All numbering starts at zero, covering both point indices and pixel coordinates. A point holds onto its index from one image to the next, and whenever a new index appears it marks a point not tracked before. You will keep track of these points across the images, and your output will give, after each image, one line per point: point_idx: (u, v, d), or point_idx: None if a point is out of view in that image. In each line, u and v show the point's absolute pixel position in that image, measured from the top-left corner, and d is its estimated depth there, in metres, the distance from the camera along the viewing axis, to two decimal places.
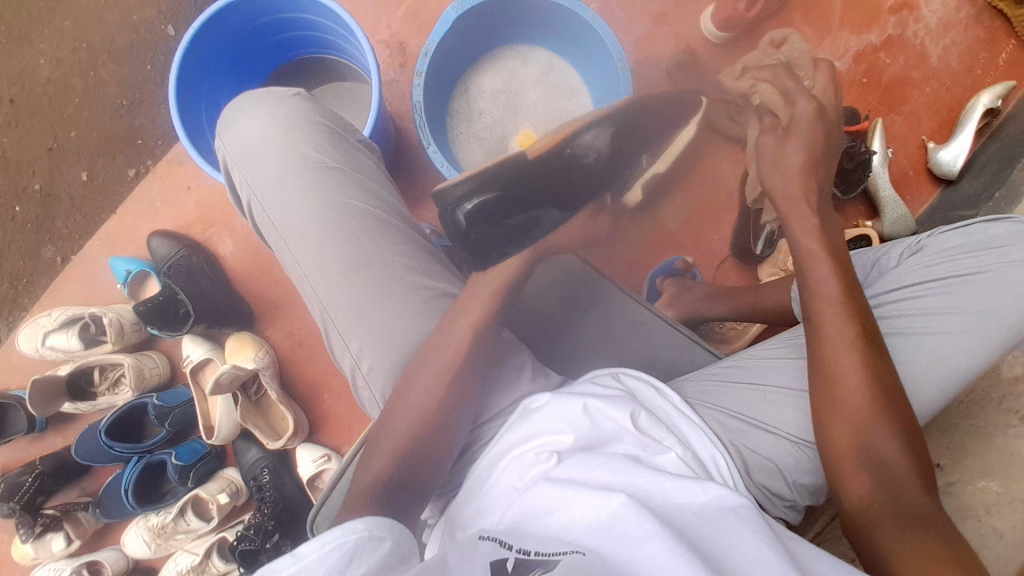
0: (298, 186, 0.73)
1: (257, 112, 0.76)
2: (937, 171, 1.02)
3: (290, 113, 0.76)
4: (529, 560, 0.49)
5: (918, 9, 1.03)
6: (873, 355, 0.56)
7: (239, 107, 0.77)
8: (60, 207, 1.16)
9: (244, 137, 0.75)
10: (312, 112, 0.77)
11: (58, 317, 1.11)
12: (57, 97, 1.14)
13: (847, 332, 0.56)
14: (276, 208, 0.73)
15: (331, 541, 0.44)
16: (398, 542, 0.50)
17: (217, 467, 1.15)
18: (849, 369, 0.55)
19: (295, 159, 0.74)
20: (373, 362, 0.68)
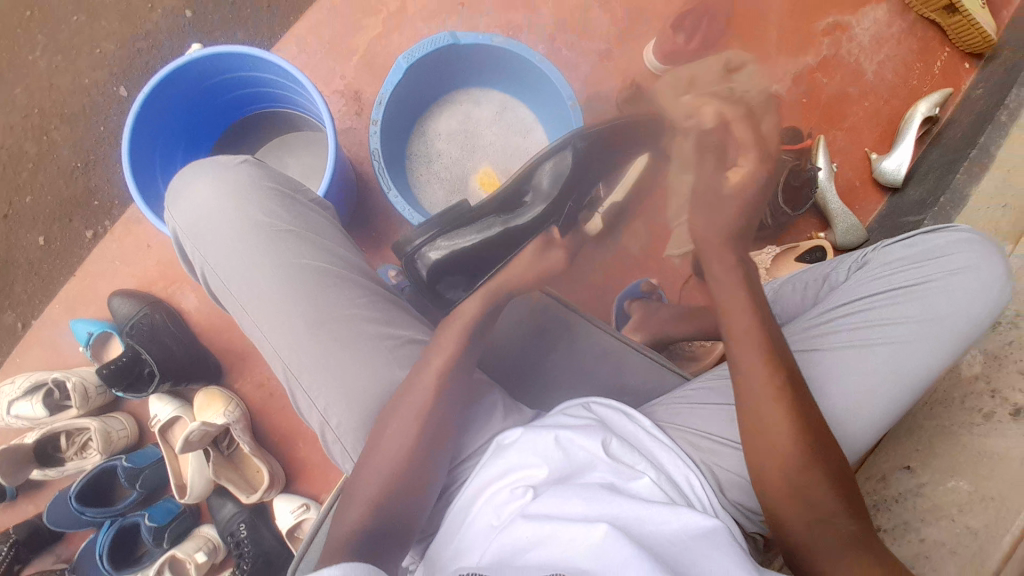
0: (253, 252, 0.73)
1: (205, 182, 0.76)
2: (882, 180, 1.05)
3: (238, 180, 0.76)
4: None
5: (850, 28, 1.08)
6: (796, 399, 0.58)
7: (188, 177, 0.78)
8: (19, 272, 1.15)
9: (195, 209, 0.75)
10: (260, 177, 0.78)
11: (21, 384, 1.08)
12: (13, 163, 1.17)
13: (768, 378, 0.59)
14: (232, 276, 0.73)
15: None
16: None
17: (192, 524, 1.12)
18: (774, 415, 0.58)
19: (248, 225, 0.74)
20: (341, 418, 0.69)
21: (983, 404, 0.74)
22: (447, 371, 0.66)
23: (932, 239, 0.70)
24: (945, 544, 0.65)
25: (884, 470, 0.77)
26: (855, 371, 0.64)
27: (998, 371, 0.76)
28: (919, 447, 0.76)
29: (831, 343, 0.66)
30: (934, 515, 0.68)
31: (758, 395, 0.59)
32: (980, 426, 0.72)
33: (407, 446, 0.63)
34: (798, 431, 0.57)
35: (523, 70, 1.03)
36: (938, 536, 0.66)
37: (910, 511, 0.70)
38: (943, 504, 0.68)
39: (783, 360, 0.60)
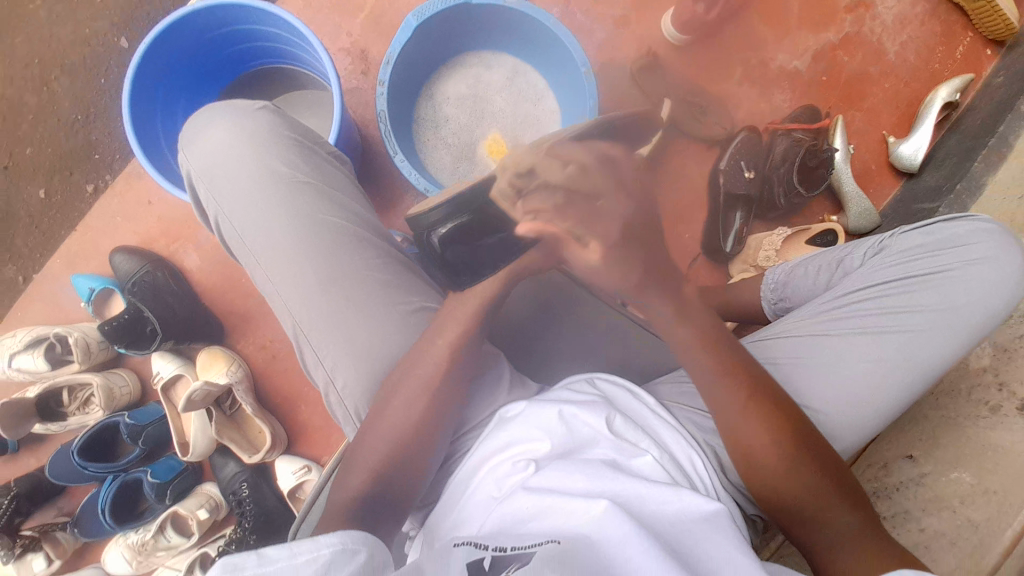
0: (270, 201, 0.72)
1: (222, 126, 0.75)
2: (898, 164, 1.03)
3: (256, 126, 0.75)
4: (506, 557, 0.51)
5: (874, 6, 1.05)
6: (767, 407, 0.57)
7: (205, 120, 0.76)
8: (19, 225, 1.14)
9: (210, 152, 0.74)
10: (278, 125, 0.76)
11: (23, 337, 1.07)
12: (12, 113, 1.14)
13: (734, 395, 0.58)
14: (245, 224, 0.72)
15: (304, 554, 0.46)
16: (375, 553, 0.51)
17: (194, 482, 1.13)
18: (748, 431, 0.57)
19: (267, 172, 0.73)
20: (348, 379, 0.68)
21: (989, 397, 0.75)
22: (462, 342, 0.66)
23: (952, 227, 0.69)
24: (944, 535, 0.66)
25: (886, 458, 0.78)
26: (866, 357, 0.64)
27: (1007, 364, 0.76)
28: (923, 437, 0.77)
29: (842, 329, 0.66)
30: (935, 506, 0.69)
31: (727, 408, 0.58)
32: (986, 419, 0.73)
33: (410, 418, 0.63)
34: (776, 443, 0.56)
35: (537, 34, 1.00)
36: (938, 526, 0.67)
37: (912, 499, 0.71)
38: (945, 495, 0.70)
39: (746, 372, 0.59)
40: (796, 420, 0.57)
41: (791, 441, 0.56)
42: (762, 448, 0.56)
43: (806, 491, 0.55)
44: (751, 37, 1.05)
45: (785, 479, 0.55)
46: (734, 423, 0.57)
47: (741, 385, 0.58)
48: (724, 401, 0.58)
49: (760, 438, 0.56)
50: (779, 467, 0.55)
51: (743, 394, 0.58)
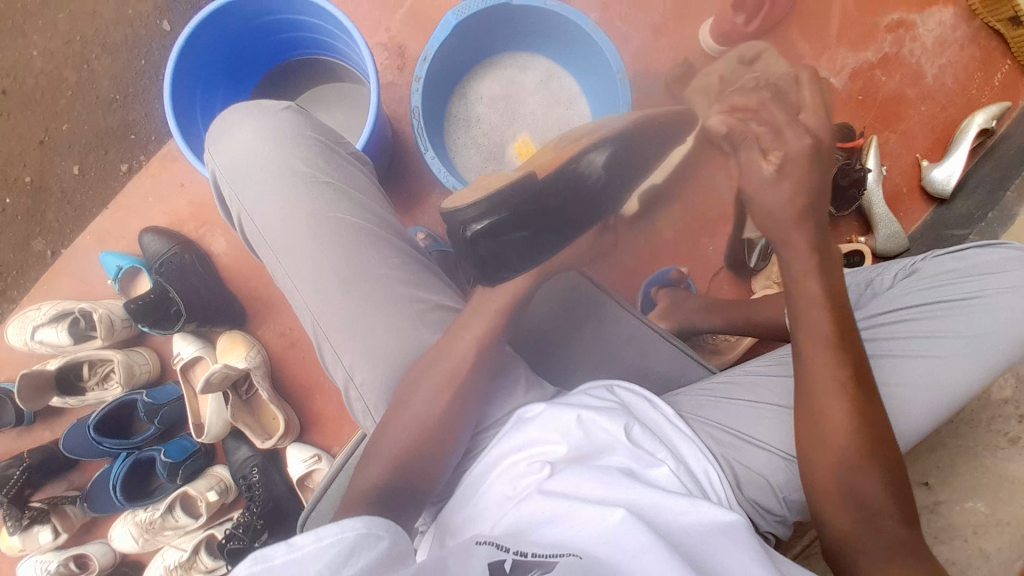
0: (289, 202, 0.73)
1: (247, 126, 0.76)
2: (930, 189, 1.03)
3: (279, 126, 0.76)
4: (527, 561, 0.51)
5: (915, 28, 1.04)
6: (865, 398, 0.55)
7: (230, 120, 0.78)
8: (51, 199, 1.16)
9: (235, 152, 0.75)
10: (300, 126, 0.77)
11: (47, 311, 1.09)
12: (50, 90, 1.15)
13: (836, 372, 0.55)
14: (265, 221, 0.73)
15: (330, 537, 0.46)
16: (397, 542, 0.51)
17: (205, 464, 1.15)
18: (836, 412, 0.54)
19: (287, 173, 0.74)
20: (365, 375, 0.69)
21: (1008, 429, 0.75)
22: (489, 342, 0.66)
23: (987, 253, 0.69)
24: (957, 565, 0.70)
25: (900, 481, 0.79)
26: (890, 382, 0.64)
27: None
28: (939, 464, 0.77)
29: (868, 352, 0.66)
30: (949, 534, 0.73)
31: (823, 390, 0.55)
32: (1004, 450, 0.75)
33: (425, 421, 0.63)
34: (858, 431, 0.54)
35: (573, 36, 1.01)
36: (953, 556, 0.71)
37: (927, 526, 0.74)
38: (958, 524, 0.73)
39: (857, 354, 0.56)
40: (880, 416, 0.55)
41: (875, 439, 0.54)
42: (845, 437, 0.54)
43: (870, 493, 0.54)
44: (789, 52, 1.05)
45: (859, 478, 0.54)
46: (829, 406, 0.55)
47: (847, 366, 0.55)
48: (823, 383, 0.55)
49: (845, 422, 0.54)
50: (855, 462, 0.54)
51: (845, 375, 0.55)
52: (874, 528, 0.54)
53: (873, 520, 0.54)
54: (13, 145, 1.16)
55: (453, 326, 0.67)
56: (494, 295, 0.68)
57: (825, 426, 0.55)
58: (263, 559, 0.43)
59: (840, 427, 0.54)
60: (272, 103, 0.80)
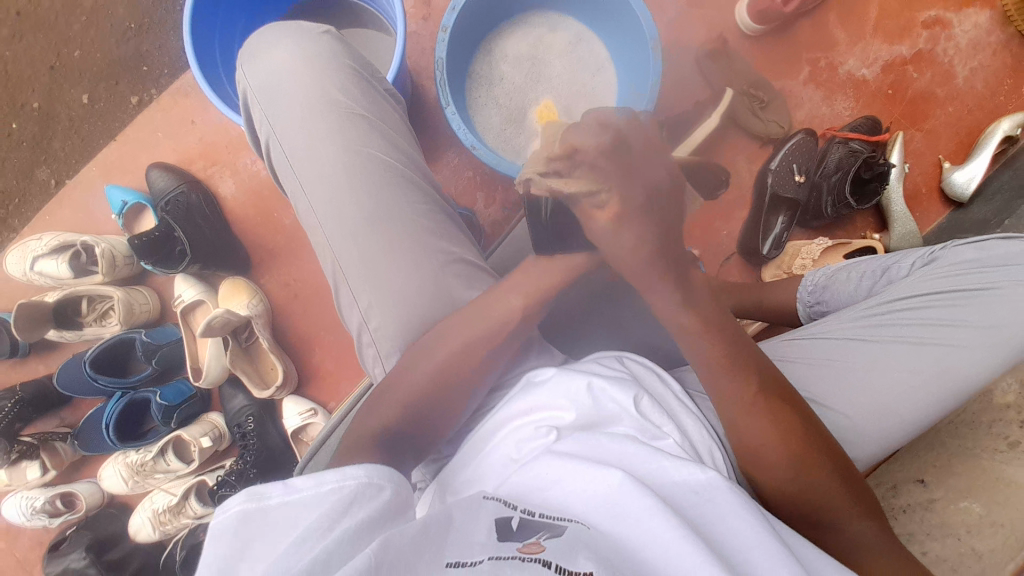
0: (321, 132, 0.71)
1: (285, 45, 0.74)
2: (949, 191, 1.03)
3: (319, 50, 0.74)
4: (533, 520, 0.51)
5: (951, 27, 1.03)
6: (782, 412, 0.56)
7: (268, 37, 0.75)
8: (57, 128, 1.14)
9: (268, 71, 0.73)
10: (339, 53, 0.75)
11: (49, 241, 1.08)
12: (63, 14, 1.12)
13: (744, 392, 0.56)
14: (295, 146, 0.71)
15: (329, 483, 0.47)
16: (399, 490, 0.52)
17: (200, 411, 1.14)
18: (758, 430, 0.55)
19: (322, 99, 0.72)
20: (381, 319, 0.68)
21: (1009, 433, 0.75)
22: (514, 312, 0.65)
23: (1008, 244, 0.69)
24: (946, 561, 0.67)
25: (897, 479, 0.79)
26: (901, 368, 0.65)
27: None
28: (935, 463, 0.78)
29: (884, 336, 0.67)
30: (940, 532, 0.70)
31: (735, 406, 0.56)
32: (1002, 454, 0.74)
33: (433, 379, 0.62)
34: (786, 442, 0.54)
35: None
36: (941, 552, 0.68)
37: (918, 523, 0.72)
38: (952, 523, 0.70)
39: (752, 368, 0.57)
40: (804, 424, 0.56)
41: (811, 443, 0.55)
42: (776, 448, 0.54)
43: (821, 496, 0.54)
44: (821, 40, 1.04)
45: (808, 477, 0.54)
46: (748, 424, 0.55)
47: (750, 381, 0.56)
48: (733, 400, 0.56)
49: (770, 437, 0.55)
50: (795, 464, 0.54)
51: (751, 387, 0.56)
52: (831, 532, 0.56)
53: (828, 522, 0.55)
54: (22, 68, 1.13)
55: (496, 289, 0.65)
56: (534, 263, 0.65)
57: (755, 447, 0.55)
58: (258, 498, 0.45)
59: (768, 438, 0.54)
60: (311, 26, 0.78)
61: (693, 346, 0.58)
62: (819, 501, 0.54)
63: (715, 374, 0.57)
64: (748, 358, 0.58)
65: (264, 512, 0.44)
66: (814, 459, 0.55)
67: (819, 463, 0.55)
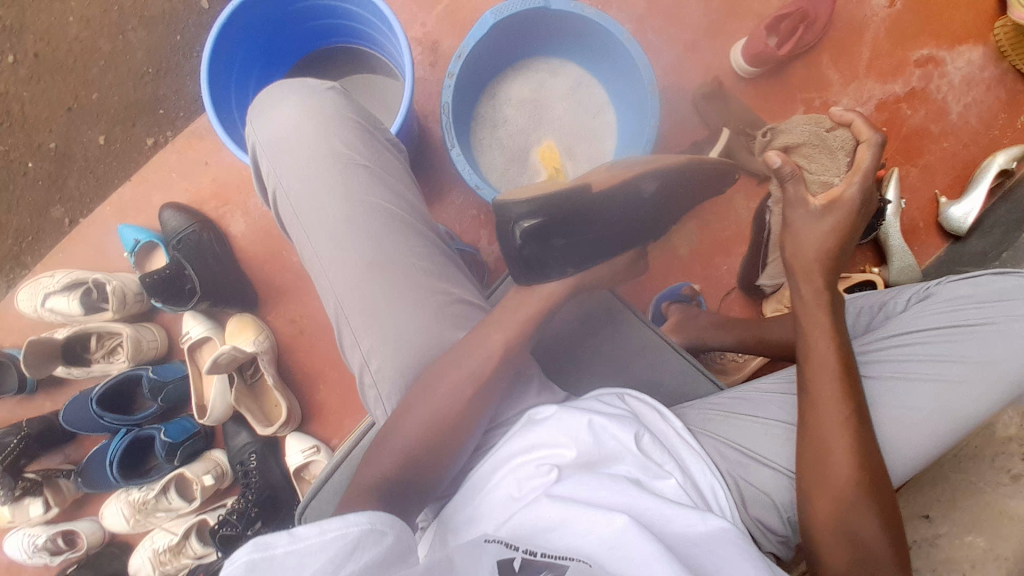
0: (324, 182, 0.73)
1: (290, 102, 0.77)
2: (947, 226, 1.04)
3: (323, 106, 0.77)
4: (536, 561, 0.53)
5: (943, 65, 1.06)
6: (863, 436, 0.58)
7: (274, 95, 0.78)
8: (74, 167, 1.17)
9: (275, 127, 0.76)
10: (343, 107, 0.78)
11: (61, 279, 1.10)
12: (83, 58, 1.17)
13: (837, 410, 0.59)
14: (300, 197, 0.74)
15: (333, 530, 0.46)
16: (399, 536, 0.51)
17: (203, 447, 1.14)
18: (840, 447, 0.58)
19: (325, 151, 0.74)
20: (382, 362, 0.69)
21: (1011, 466, 0.76)
22: (513, 347, 0.66)
23: (1004, 281, 0.69)
24: None
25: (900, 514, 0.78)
26: (900, 405, 0.65)
27: None
28: (940, 498, 0.77)
29: (883, 373, 0.67)
30: (946, 568, 0.71)
31: (826, 424, 0.59)
32: (1005, 487, 0.75)
33: (431, 421, 0.63)
34: (858, 465, 0.57)
35: (608, 45, 1.01)
36: None
37: (924, 559, 0.73)
38: (957, 558, 0.72)
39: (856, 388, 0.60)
40: (875, 453, 0.58)
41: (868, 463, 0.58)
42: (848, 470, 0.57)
43: (864, 533, 0.56)
44: (815, 81, 1.06)
45: (856, 510, 0.56)
46: (828, 443, 0.58)
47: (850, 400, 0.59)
48: (827, 418, 0.59)
49: (845, 455, 0.57)
50: (853, 482, 0.56)
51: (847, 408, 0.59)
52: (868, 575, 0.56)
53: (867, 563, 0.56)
54: (40, 109, 1.17)
55: (479, 325, 0.67)
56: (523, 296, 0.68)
57: (827, 463, 0.57)
58: (264, 548, 0.43)
59: (845, 461, 0.57)
60: (316, 82, 0.81)
61: (821, 347, 0.63)
62: (859, 525, 0.56)
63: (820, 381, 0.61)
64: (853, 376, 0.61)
65: (271, 562, 0.42)
66: (872, 492, 0.56)
67: (874, 497, 0.56)
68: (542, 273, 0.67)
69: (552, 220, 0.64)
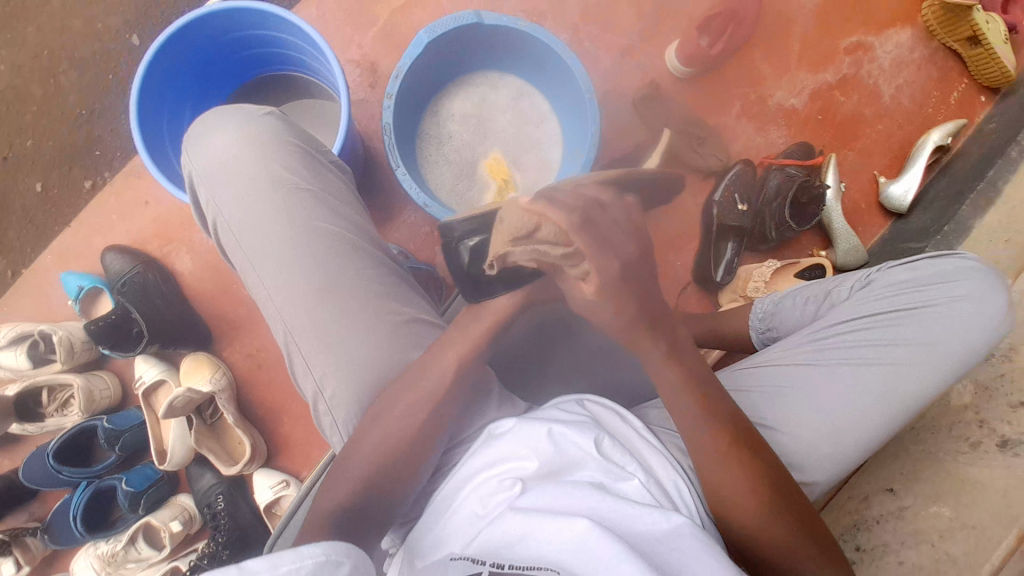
0: (266, 209, 0.71)
1: (227, 128, 0.75)
2: (887, 205, 1.06)
3: (262, 131, 0.75)
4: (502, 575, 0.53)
5: (872, 50, 1.09)
6: (752, 460, 0.58)
7: (211, 122, 0.76)
8: (12, 217, 1.14)
9: (213, 155, 0.74)
10: (283, 131, 0.76)
11: (6, 333, 1.06)
12: (15, 105, 1.15)
13: (718, 445, 0.58)
14: (241, 224, 0.72)
15: (285, 565, 0.44)
16: (358, 565, 0.50)
17: (168, 492, 1.11)
18: (731, 479, 0.57)
19: (265, 176, 0.72)
20: (337, 387, 0.68)
21: (970, 434, 0.77)
22: (467, 362, 0.64)
23: (940, 263, 0.70)
24: (924, 568, 0.68)
25: (867, 491, 0.81)
26: (847, 389, 0.66)
27: (987, 402, 0.78)
28: (904, 471, 0.79)
29: (830, 359, 0.68)
30: (914, 539, 0.72)
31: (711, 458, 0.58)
32: (965, 455, 0.76)
33: (388, 443, 0.62)
34: (755, 489, 0.57)
35: (543, 56, 1.02)
36: (918, 560, 0.69)
37: (891, 532, 0.74)
38: (924, 528, 0.72)
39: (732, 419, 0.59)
40: (773, 471, 0.59)
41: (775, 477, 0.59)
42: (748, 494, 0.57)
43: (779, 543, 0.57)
44: (750, 75, 1.08)
45: (769, 526, 0.57)
46: (717, 475, 0.58)
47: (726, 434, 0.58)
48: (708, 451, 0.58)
49: (741, 482, 0.57)
50: (758, 503, 0.57)
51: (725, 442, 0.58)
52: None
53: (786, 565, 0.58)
54: None
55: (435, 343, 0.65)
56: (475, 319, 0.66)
57: (724, 494, 0.57)
58: None
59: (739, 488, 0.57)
60: (253, 108, 0.79)
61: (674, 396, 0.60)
62: (770, 536, 0.57)
63: (687, 415, 0.59)
64: (719, 404, 0.60)
65: None
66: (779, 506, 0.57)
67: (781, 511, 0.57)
68: (488, 291, 0.65)
69: (493, 237, 0.63)
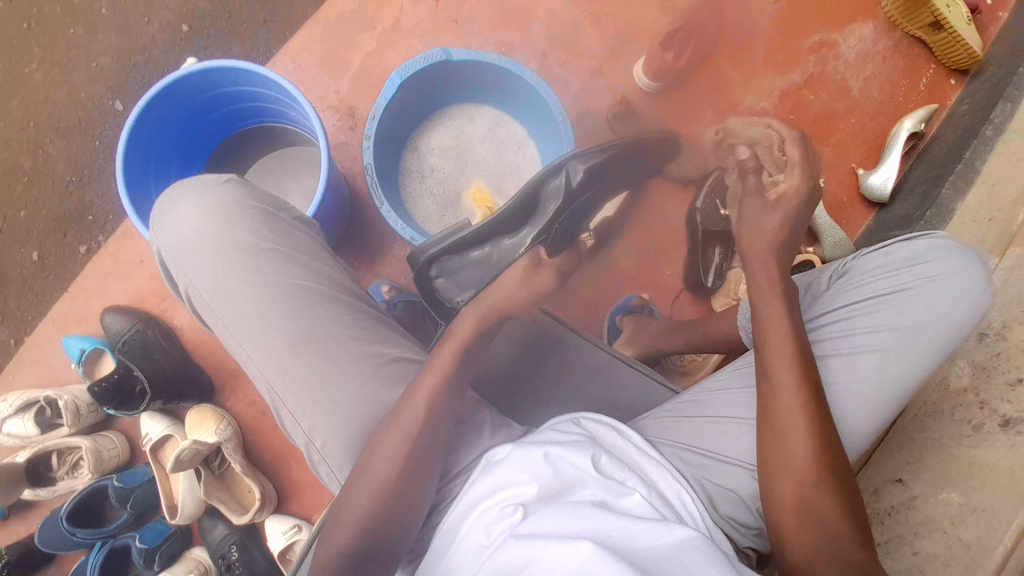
0: (237, 276, 0.72)
1: (186, 204, 0.75)
2: (869, 195, 1.08)
3: (219, 199, 0.75)
4: None
5: (836, 46, 1.10)
6: (821, 422, 0.59)
7: (171, 199, 0.77)
8: (12, 287, 1.17)
9: (176, 231, 0.74)
10: (241, 197, 0.77)
11: (13, 401, 1.07)
12: (9, 179, 1.18)
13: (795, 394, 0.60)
14: (212, 294, 0.72)
15: None
16: None
17: (183, 547, 1.11)
18: (795, 432, 0.58)
19: (229, 244, 0.73)
20: (327, 437, 0.69)
21: (972, 416, 0.76)
22: (439, 392, 0.65)
23: (911, 246, 0.70)
24: (938, 556, 0.68)
25: (876, 483, 0.79)
26: (836, 382, 0.65)
27: (985, 382, 0.77)
28: (910, 460, 0.78)
29: (816, 354, 0.68)
30: (927, 529, 0.70)
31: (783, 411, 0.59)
32: (970, 438, 0.74)
33: (384, 479, 0.62)
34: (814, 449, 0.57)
35: (511, 84, 1.04)
36: (932, 548, 0.69)
37: (904, 524, 0.73)
38: (935, 516, 0.71)
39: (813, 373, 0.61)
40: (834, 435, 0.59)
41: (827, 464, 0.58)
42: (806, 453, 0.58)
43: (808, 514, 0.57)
44: (718, 82, 1.09)
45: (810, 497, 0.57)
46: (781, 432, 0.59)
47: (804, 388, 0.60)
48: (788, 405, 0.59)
49: (802, 440, 0.58)
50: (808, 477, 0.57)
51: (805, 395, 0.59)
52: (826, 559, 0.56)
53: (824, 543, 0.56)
54: None
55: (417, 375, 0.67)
56: (442, 350, 0.68)
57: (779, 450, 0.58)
58: None
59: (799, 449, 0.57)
60: (213, 178, 0.80)
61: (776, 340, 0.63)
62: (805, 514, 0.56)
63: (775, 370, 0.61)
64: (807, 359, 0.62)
65: None
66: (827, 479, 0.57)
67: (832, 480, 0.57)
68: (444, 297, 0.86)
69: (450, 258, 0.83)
